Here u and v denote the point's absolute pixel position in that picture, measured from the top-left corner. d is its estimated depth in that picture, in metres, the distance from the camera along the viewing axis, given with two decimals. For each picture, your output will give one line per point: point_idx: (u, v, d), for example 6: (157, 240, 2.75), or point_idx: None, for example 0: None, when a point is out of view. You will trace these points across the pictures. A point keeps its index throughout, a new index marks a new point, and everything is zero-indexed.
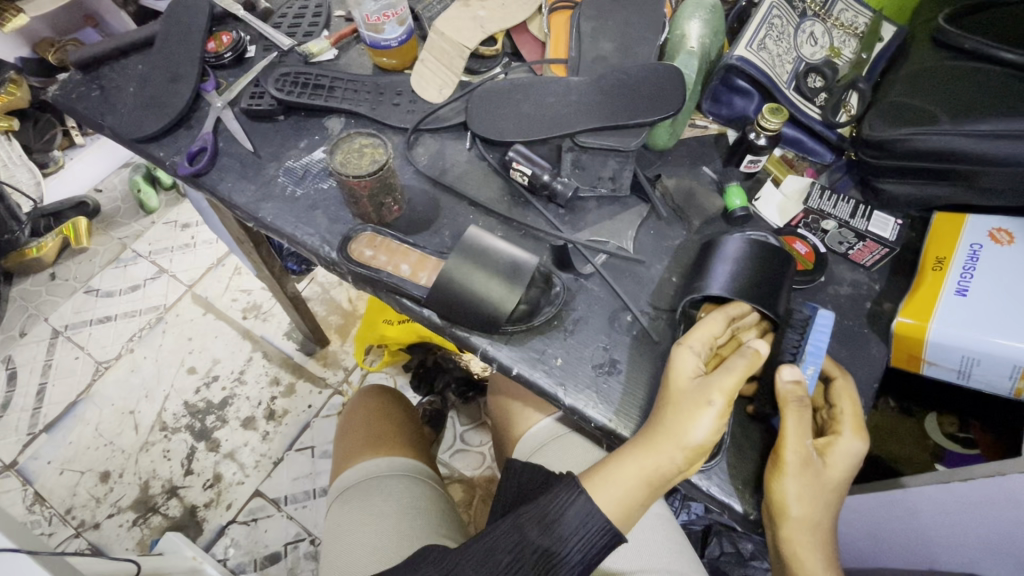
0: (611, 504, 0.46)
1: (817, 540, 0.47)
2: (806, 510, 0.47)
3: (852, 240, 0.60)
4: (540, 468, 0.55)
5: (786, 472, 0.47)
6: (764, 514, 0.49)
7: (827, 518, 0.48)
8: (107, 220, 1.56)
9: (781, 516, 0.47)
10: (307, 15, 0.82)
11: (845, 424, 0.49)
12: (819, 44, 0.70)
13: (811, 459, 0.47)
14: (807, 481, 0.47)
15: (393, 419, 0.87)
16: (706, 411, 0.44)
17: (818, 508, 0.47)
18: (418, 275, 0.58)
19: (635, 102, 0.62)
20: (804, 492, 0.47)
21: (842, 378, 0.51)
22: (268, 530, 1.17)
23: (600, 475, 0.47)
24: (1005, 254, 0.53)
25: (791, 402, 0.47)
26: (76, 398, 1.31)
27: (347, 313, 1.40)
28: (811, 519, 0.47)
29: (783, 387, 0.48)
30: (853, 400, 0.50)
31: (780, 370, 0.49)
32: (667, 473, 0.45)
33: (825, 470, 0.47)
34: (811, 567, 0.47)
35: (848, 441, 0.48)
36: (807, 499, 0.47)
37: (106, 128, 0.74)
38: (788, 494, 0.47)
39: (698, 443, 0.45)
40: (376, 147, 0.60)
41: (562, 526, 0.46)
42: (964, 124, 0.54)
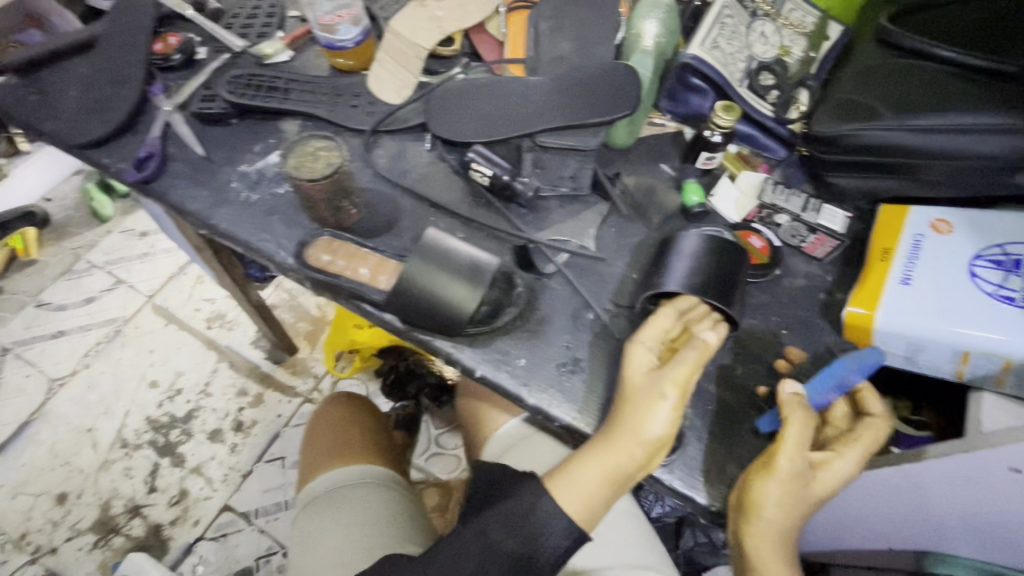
0: (574, 504, 0.46)
1: (779, 541, 0.48)
2: (780, 514, 0.47)
3: (805, 233, 0.62)
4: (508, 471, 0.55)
5: (774, 478, 0.47)
6: (730, 507, 0.50)
7: (795, 525, 0.49)
8: (58, 230, 1.49)
9: (755, 518, 0.47)
10: (260, 16, 0.80)
11: (851, 450, 0.49)
12: (769, 43, 0.71)
13: (802, 472, 0.47)
14: (791, 489, 0.47)
15: (361, 428, 0.86)
16: (661, 404, 0.45)
17: (791, 515, 0.48)
18: (378, 278, 0.57)
19: (595, 101, 0.63)
20: (783, 498, 0.47)
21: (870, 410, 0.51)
22: (238, 546, 1.14)
23: (566, 477, 0.46)
24: (948, 244, 0.54)
25: (797, 414, 0.48)
26: (29, 418, 1.25)
27: (316, 319, 1.38)
28: (781, 522, 0.47)
29: (785, 395, 0.49)
30: (875, 436, 0.49)
31: (782, 382, 0.50)
32: (628, 470, 0.46)
33: (811, 484, 0.48)
34: (771, 562, 0.49)
35: (843, 462, 0.48)
36: (785, 505, 0.47)
37: (45, 134, 0.71)
38: (769, 499, 0.47)
39: (656, 439, 0.45)
40: (331, 150, 0.59)
41: (526, 529, 0.46)
42: (905, 118, 0.57)
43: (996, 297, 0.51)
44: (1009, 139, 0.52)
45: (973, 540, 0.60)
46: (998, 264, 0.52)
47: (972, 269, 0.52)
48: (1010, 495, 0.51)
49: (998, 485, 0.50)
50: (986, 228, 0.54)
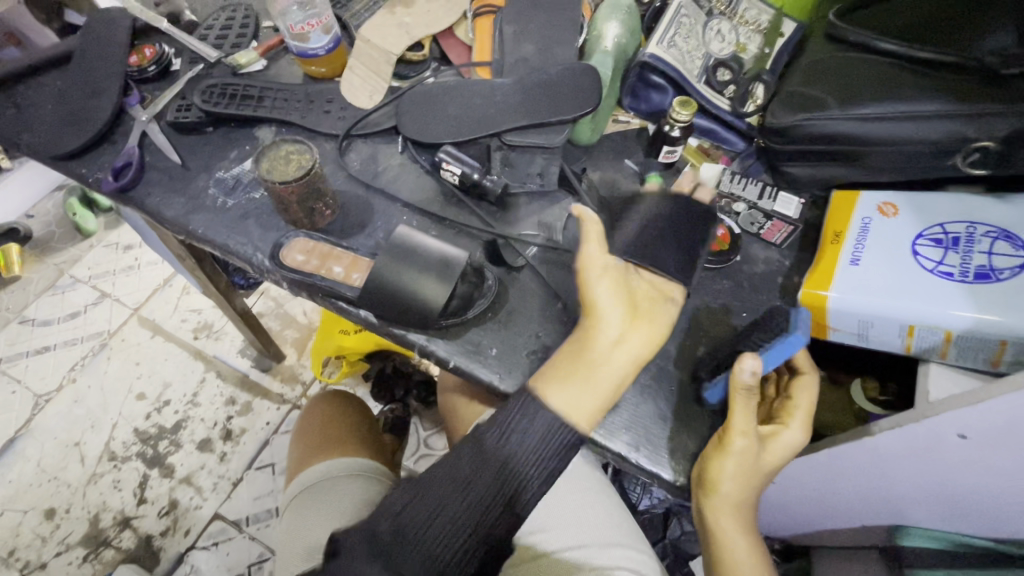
0: (563, 393, 0.49)
1: (737, 513, 0.51)
2: (736, 488, 0.50)
3: (762, 220, 0.66)
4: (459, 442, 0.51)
5: (727, 452, 0.49)
6: (693, 483, 0.53)
7: (750, 495, 0.52)
8: (41, 246, 1.49)
9: (712, 492, 0.50)
10: (234, 26, 0.81)
11: (795, 418, 0.52)
12: (726, 40, 0.74)
13: (753, 446, 0.49)
14: (744, 464, 0.49)
15: (347, 425, 0.89)
16: (590, 269, 0.51)
17: (747, 486, 0.51)
18: (351, 276, 0.59)
19: (557, 100, 0.66)
20: (738, 472, 0.49)
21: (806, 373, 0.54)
22: (230, 553, 1.15)
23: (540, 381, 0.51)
24: (891, 225, 0.57)
25: (742, 390, 0.49)
26: (14, 435, 1.25)
27: (302, 326, 1.39)
28: (738, 495, 0.50)
29: (741, 377, 0.49)
30: (811, 397, 0.53)
31: (741, 361, 0.49)
32: (597, 340, 0.50)
33: (763, 455, 0.51)
34: (730, 533, 0.52)
35: (790, 432, 0.52)
36: (740, 480, 0.50)
37: (22, 147, 0.72)
38: (724, 473, 0.49)
39: (609, 304, 0.50)
40: (302, 153, 0.61)
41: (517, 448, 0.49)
42: (850, 108, 0.60)
43: (936, 273, 0.53)
44: (946, 123, 0.55)
45: (937, 512, 0.64)
46: (939, 242, 0.55)
47: (915, 248, 0.55)
48: (961, 463, 0.53)
49: (948, 452, 0.53)
50: (927, 209, 0.57)
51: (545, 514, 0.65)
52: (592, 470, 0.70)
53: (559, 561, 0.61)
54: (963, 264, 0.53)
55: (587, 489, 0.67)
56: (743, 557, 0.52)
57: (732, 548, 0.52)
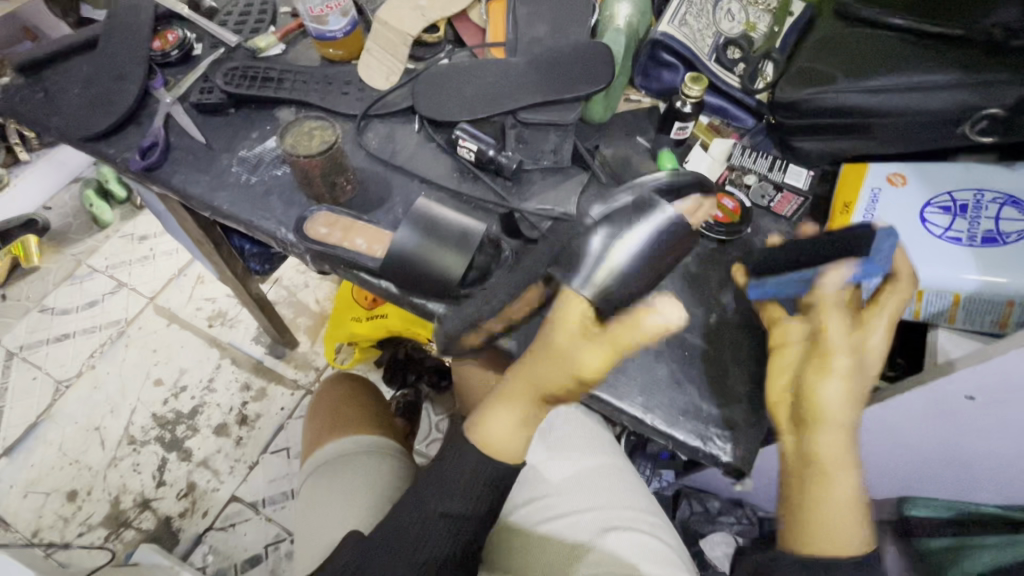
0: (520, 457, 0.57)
1: (848, 439, 0.50)
2: (844, 410, 0.49)
3: (773, 193, 0.67)
4: (441, 477, 0.56)
5: (830, 367, 0.49)
6: (794, 425, 0.51)
7: (855, 419, 0.50)
8: (58, 237, 1.52)
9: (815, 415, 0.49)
10: (253, 12, 0.83)
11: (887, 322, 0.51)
12: (736, 19, 0.75)
13: (857, 361, 0.50)
14: (851, 380, 0.49)
15: (359, 402, 0.91)
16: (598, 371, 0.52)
17: (854, 407, 0.49)
18: (374, 248, 0.61)
19: (570, 77, 0.68)
20: (846, 392, 0.49)
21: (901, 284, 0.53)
22: (247, 534, 1.18)
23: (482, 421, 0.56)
24: (900, 195, 0.59)
25: (831, 302, 0.50)
26: (37, 420, 1.28)
27: (315, 314, 1.41)
28: (847, 419, 0.49)
29: (828, 290, 0.51)
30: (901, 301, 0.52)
31: (828, 276, 0.51)
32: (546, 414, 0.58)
33: (866, 367, 0.50)
34: (840, 469, 0.49)
35: (878, 335, 0.51)
36: (848, 401, 0.49)
37: (51, 129, 0.74)
38: (830, 390, 0.49)
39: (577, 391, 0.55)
40: (325, 130, 0.64)
41: (455, 492, 0.55)
42: (858, 81, 0.61)
43: (944, 239, 0.55)
44: (952, 94, 0.57)
45: (943, 482, 0.66)
46: (946, 209, 0.57)
47: (924, 215, 0.57)
48: (969, 424, 0.55)
49: (954, 414, 0.54)
50: (935, 178, 0.59)
51: (561, 478, 0.68)
52: (607, 440, 0.73)
53: (577, 520, 0.64)
54: (970, 229, 0.55)
55: (602, 456, 0.71)
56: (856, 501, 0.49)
57: (847, 490, 0.49)
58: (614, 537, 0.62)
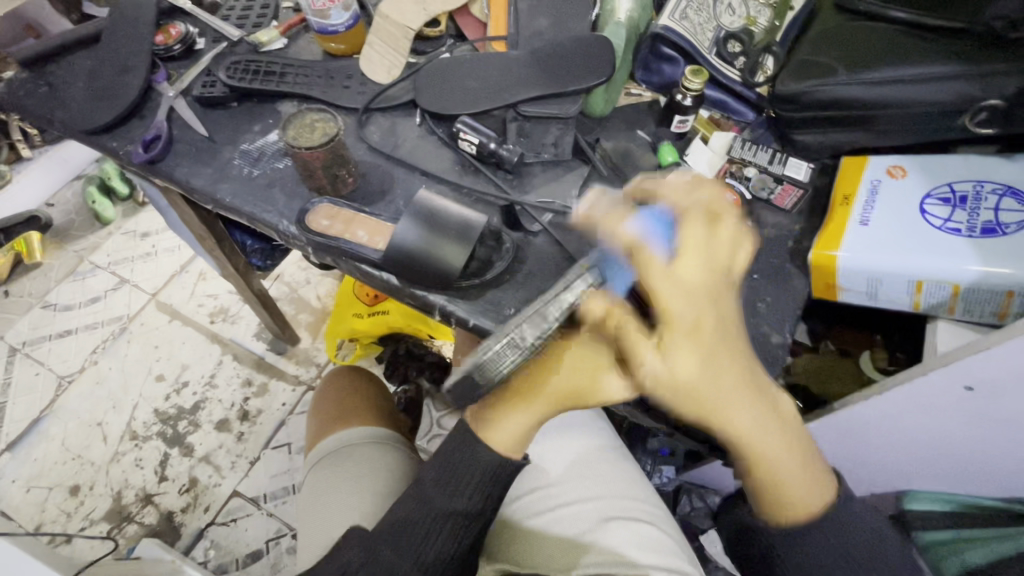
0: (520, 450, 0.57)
1: (749, 429, 0.47)
2: (712, 417, 0.47)
3: (773, 186, 0.67)
4: (446, 477, 0.56)
5: (657, 347, 0.45)
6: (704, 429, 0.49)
7: (741, 412, 0.46)
8: (61, 234, 1.53)
9: (714, 394, 0.46)
10: (255, 7, 0.84)
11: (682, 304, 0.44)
12: (736, 14, 0.75)
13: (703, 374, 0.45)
14: (701, 395, 0.45)
15: (362, 394, 0.91)
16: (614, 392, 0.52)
17: (727, 405, 0.46)
18: (375, 240, 0.62)
19: (570, 70, 0.69)
20: (702, 408, 0.46)
21: (683, 216, 0.48)
22: (248, 529, 1.18)
23: (491, 414, 0.55)
24: (900, 187, 0.59)
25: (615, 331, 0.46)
26: (39, 415, 1.29)
27: (317, 310, 1.41)
28: (725, 421, 0.46)
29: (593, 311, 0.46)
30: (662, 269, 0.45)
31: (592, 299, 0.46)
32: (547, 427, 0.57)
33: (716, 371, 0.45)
34: (765, 450, 0.48)
35: (688, 322, 0.45)
36: (720, 403, 0.46)
37: (55, 122, 0.75)
38: (671, 378, 0.45)
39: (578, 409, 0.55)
40: (326, 122, 0.65)
41: (461, 492, 0.56)
42: (857, 74, 0.61)
43: (944, 230, 0.55)
44: (954, 84, 0.57)
45: (942, 475, 0.66)
46: (946, 201, 0.57)
47: (924, 207, 0.57)
48: (968, 416, 0.55)
49: (955, 406, 0.54)
50: (935, 170, 0.59)
51: (562, 468, 0.68)
52: (607, 430, 0.74)
53: (579, 510, 0.64)
54: (970, 220, 0.55)
55: (604, 444, 0.72)
56: (786, 474, 0.49)
57: (778, 468, 0.48)
58: (614, 526, 0.62)
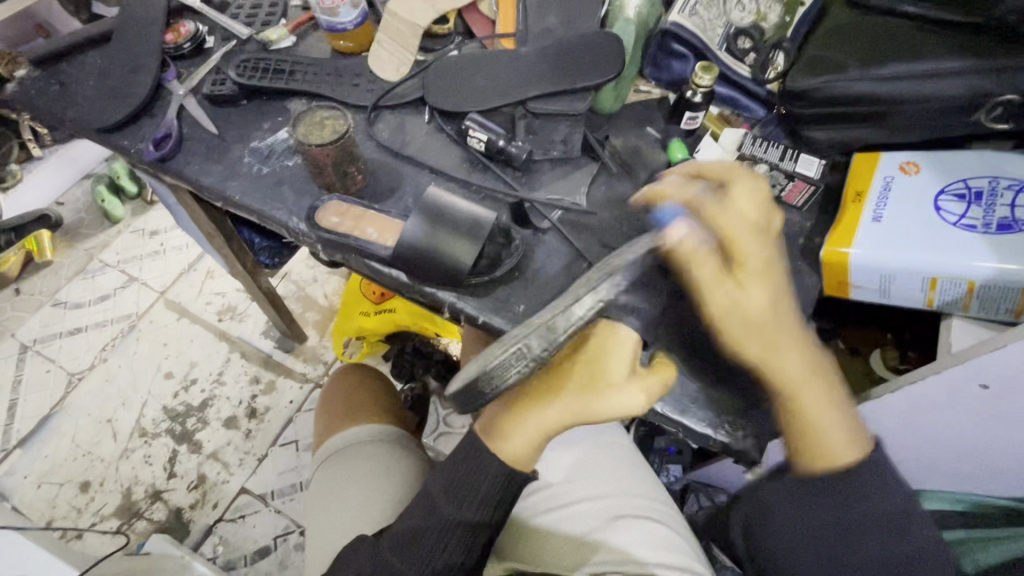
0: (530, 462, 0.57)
1: (800, 365, 0.51)
2: (769, 354, 0.50)
3: (784, 181, 0.66)
4: (457, 486, 0.56)
5: (726, 286, 0.50)
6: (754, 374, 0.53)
7: (794, 350, 0.51)
8: (71, 232, 1.54)
9: (776, 336, 0.50)
10: (264, 6, 0.84)
11: (747, 238, 0.50)
12: (745, 10, 0.73)
13: (770, 302, 0.49)
14: (765, 326, 0.50)
15: (371, 393, 0.91)
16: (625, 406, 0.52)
17: (781, 345, 0.50)
18: (385, 237, 0.62)
19: (580, 67, 0.69)
20: (765, 339, 0.50)
21: (726, 182, 0.54)
22: (256, 526, 1.19)
23: (499, 429, 0.55)
24: (913, 184, 0.59)
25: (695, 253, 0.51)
26: (50, 412, 1.30)
27: (324, 308, 1.42)
28: (777, 361, 0.50)
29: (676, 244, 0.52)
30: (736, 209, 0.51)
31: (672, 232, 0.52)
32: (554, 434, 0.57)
33: (778, 300, 0.50)
34: (811, 395, 0.51)
35: (755, 253, 0.50)
36: (773, 341, 0.50)
37: (67, 121, 0.75)
38: (739, 304, 0.50)
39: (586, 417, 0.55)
40: (336, 120, 0.65)
41: (470, 502, 0.55)
42: (870, 69, 0.61)
43: (959, 226, 0.55)
44: (965, 79, 0.57)
45: (954, 474, 0.66)
46: (961, 197, 0.56)
47: (937, 203, 0.57)
48: (983, 415, 0.54)
49: (971, 404, 0.54)
50: (949, 166, 0.59)
51: (570, 466, 0.68)
52: (615, 428, 0.74)
53: (586, 509, 0.64)
54: (985, 217, 0.54)
55: (611, 443, 0.71)
56: (828, 425, 0.51)
57: (822, 418, 0.51)
58: (623, 525, 0.62)
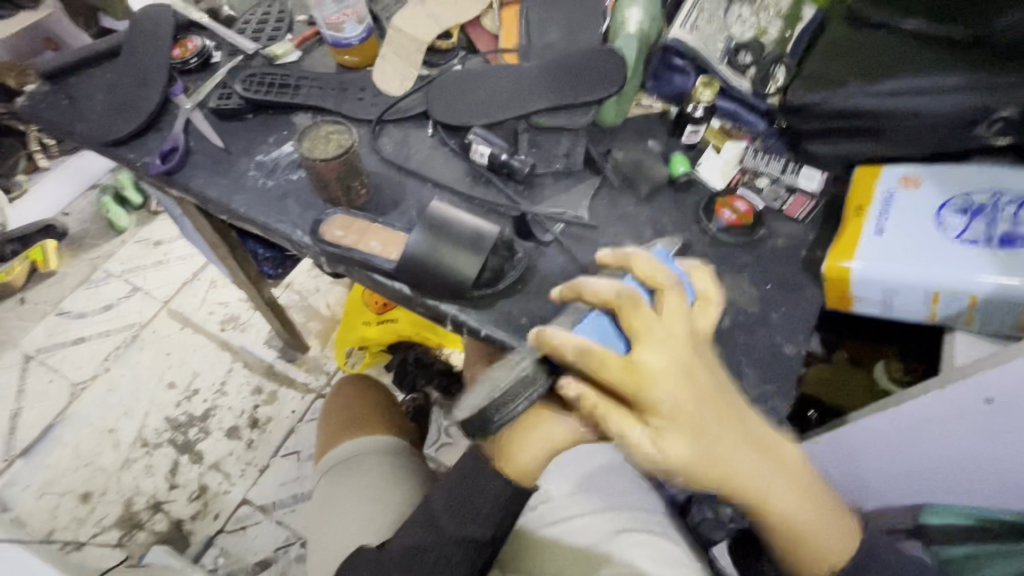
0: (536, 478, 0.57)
1: (746, 486, 0.49)
2: (712, 480, 0.49)
3: (785, 196, 0.67)
4: (460, 503, 0.56)
5: (645, 434, 0.47)
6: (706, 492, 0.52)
7: (739, 472, 0.49)
8: (76, 242, 1.55)
9: (717, 465, 0.48)
10: (270, 21, 0.85)
11: (647, 379, 0.47)
12: (746, 24, 0.75)
13: (695, 442, 0.47)
14: (697, 463, 0.48)
15: (374, 405, 0.91)
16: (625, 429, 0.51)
17: (720, 475, 0.49)
18: (389, 250, 0.62)
19: (582, 82, 0.69)
20: (701, 473, 0.49)
21: (626, 304, 0.49)
22: (257, 537, 1.18)
23: (505, 444, 0.56)
24: (914, 198, 0.59)
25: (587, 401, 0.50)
26: (52, 421, 1.30)
27: (326, 318, 1.42)
28: (724, 485, 0.49)
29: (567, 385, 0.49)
30: (645, 346, 0.48)
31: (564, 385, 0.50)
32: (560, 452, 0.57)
33: (706, 435, 0.48)
34: (774, 501, 0.51)
35: (662, 390, 0.47)
36: (710, 474, 0.49)
37: (75, 134, 0.76)
38: (661, 451, 0.48)
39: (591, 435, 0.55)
40: (341, 134, 0.66)
41: (472, 518, 0.55)
42: (870, 83, 0.62)
43: (960, 241, 0.55)
44: (965, 97, 0.58)
45: (960, 488, 0.65)
46: (963, 210, 0.57)
47: (939, 216, 0.57)
48: (987, 429, 0.54)
49: (976, 419, 0.53)
50: (949, 181, 0.59)
51: (572, 480, 0.68)
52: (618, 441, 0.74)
53: (589, 523, 0.64)
54: (987, 232, 0.55)
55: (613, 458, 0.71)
56: (796, 520, 0.51)
57: (784, 518, 0.51)
58: (626, 539, 0.61)
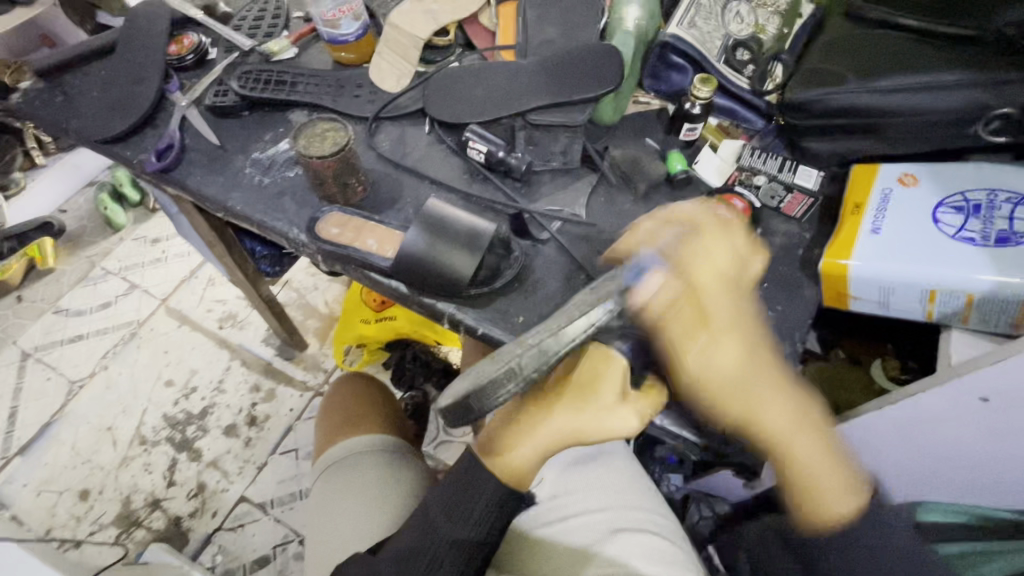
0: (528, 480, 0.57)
1: (784, 413, 0.52)
2: (750, 409, 0.51)
3: (782, 194, 0.66)
4: (455, 505, 0.56)
5: (698, 343, 0.51)
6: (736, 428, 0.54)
7: (775, 399, 0.52)
8: (73, 239, 1.55)
9: (750, 393, 0.51)
10: (267, 18, 0.84)
11: (708, 287, 0.52)
12: (745, 21, 0.75)
13: (741, 360, 0.51)
14: (738, 383, 0.51)
15: (372, 404, 0.91)
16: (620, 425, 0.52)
17: (761, 397, 0.51)
18: (385, 249, 0.62)
19: (580, 79, 0.69)
20: (743, 398, 0.51)
21: (698, 230, 0.54)
22: (255, 535, 1.18)
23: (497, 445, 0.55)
24: (911, 196, 0.59)
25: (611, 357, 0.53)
26: (50, 419, 1.30)
27: (324, 316, 1.42)
28: (760, 411, 0.51)
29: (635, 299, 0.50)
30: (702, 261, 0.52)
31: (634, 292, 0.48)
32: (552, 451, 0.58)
33: (748, 357, 0.51)
34: (798, 442, 0.52)
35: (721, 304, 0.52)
36: (750, 394, 0.51)
37: (70, 131, 0.76)
38: (709, 364, 0.51)
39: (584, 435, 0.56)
40: (337, 131, 0.65)
41: (467, 521, 0.55)
42: (870, 81, 0.62)
43: (957, 239, 0.55)
44: (968, 93, 0.57)
45: (957, 485, 0.65)
46: (959, 210, 0.57)
47: (936, 216, 0.57)
48: (984, 426, 0.54)
49: (973, 417, 0.53)
50: (947, 178, 0.59)
51: (571, 479, 0.68)
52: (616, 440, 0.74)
53: (587, 522, 0.64)
54: (984, 229, 0.55)
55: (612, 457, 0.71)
56: (820, 471, 0.52)
57: (812, 465, 0.52)
58: (623, 538, 0.61)
